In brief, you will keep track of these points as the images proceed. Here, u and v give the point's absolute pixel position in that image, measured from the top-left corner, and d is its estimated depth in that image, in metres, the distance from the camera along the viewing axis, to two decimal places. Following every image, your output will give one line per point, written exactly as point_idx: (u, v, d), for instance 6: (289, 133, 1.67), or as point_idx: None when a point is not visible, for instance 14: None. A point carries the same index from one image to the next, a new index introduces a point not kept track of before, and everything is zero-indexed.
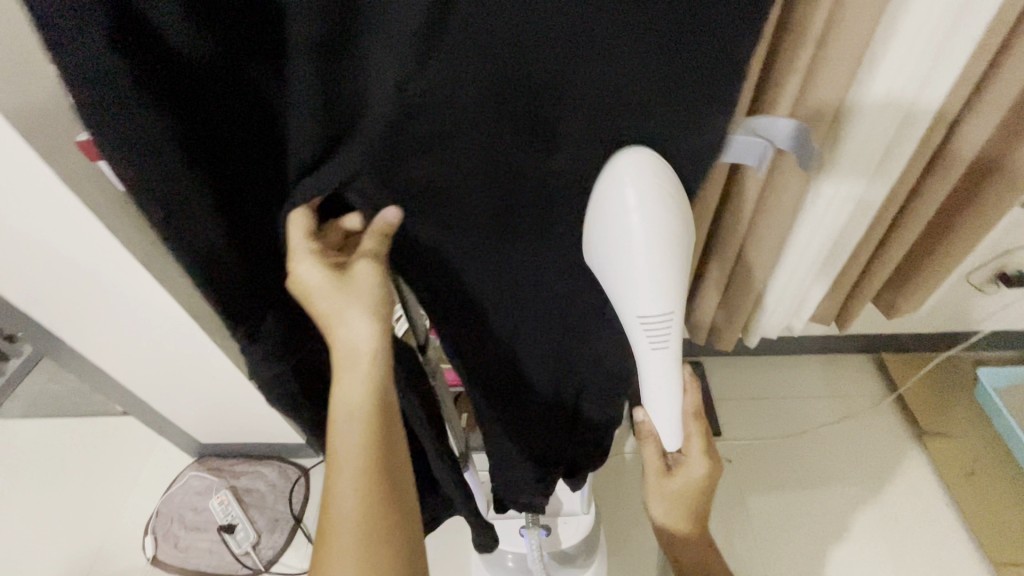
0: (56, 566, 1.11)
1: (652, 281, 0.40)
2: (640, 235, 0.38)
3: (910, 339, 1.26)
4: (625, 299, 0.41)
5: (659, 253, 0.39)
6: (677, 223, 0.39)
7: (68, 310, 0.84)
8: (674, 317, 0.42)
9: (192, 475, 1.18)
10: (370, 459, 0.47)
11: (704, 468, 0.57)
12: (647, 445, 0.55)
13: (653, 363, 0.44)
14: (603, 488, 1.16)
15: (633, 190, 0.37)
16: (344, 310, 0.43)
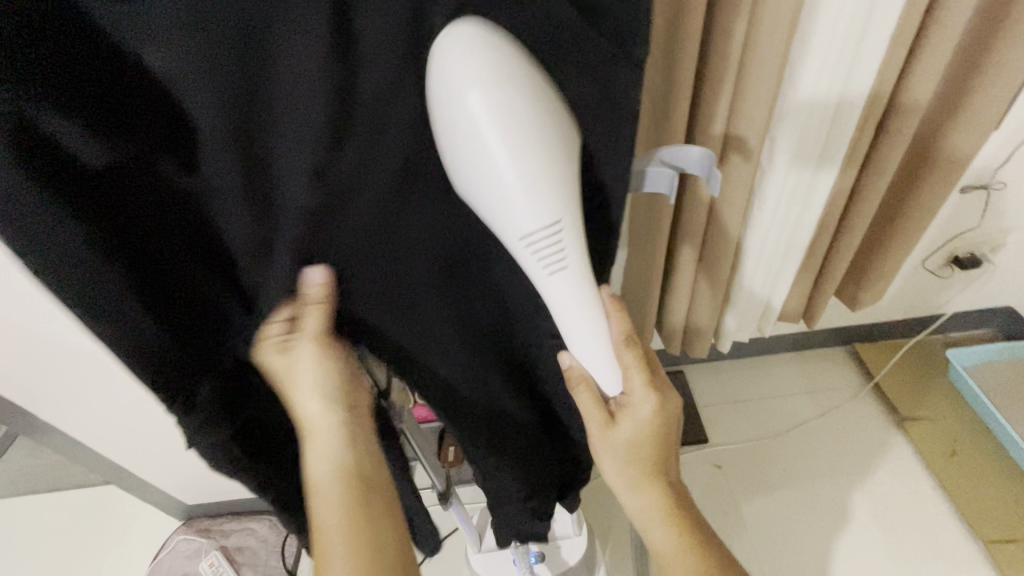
0: None
1: (533, 207, 0.34)
2: (502, 139, 0.31)
3: (879, 327, 1.30)
4: (504, 221, 0.35)
5: (524, 153, 0.32)
6: (544, 116, 0.33)
7: (50, 391, 0.84)
8: (566, 227, 0.36)
9: (178, 539, 1.15)
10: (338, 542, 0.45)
11: (652, 403, 0.50)
12: (580, 391, 0.49)
13: (557, 287, 0.39)
14: (596, 505, 1.15)
15: (475, 84, 0.31)
16: (299, 385, 0.44)
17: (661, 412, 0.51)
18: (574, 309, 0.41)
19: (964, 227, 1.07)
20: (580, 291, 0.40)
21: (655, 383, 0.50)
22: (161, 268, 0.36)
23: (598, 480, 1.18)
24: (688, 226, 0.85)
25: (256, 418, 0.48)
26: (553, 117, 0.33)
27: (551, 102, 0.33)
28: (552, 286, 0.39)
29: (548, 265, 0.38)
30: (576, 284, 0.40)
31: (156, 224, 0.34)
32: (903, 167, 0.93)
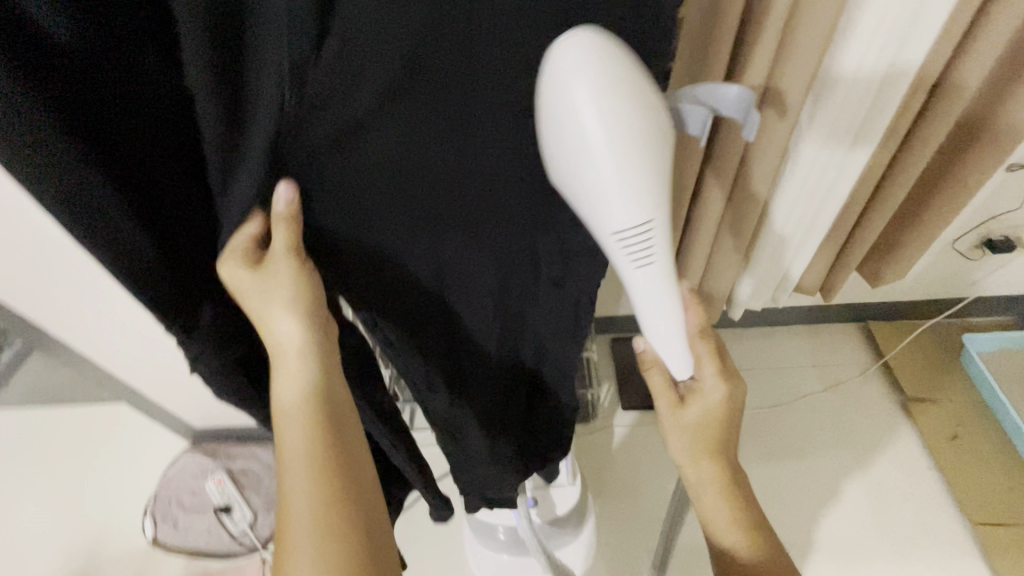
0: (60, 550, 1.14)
1: (628, 203, 0.37)
2: (615, 138, 0.35)
3: (896, 306, 1.26)
4: (604, 214, 0.38)
5: (622, 156, 0.35)
6: (651, 118, 0.36)
7: (66, 311, 0.85)
8: (656, 225, 0.39)
9: (185, 459, 1.18)
10: (302, 493, 0.45)
11: (723, 389, 0.52)
12: (652, 373, 0.53)
13: (642, 282, 0.42)
14: (592, 459, 1.17)
15: (583, 81, 0.34)
16: (263, 307, 0.44)
17: (732, 396, 0.53)
18: (657, 299, 0.43)
19: (1003, 208, 1.02)
20: (666, 285, 0.43)
21: (727, 370, 0.53)
22: (145, 174, 0.38)
23: (595, 435, 1.20)
24: (712, 185, 0.81)
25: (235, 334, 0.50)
26: (653, 119, 0.36)
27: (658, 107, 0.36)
28: (640, 278, 0.42)
29: (637, 255, 0.40)
30: (662, 278, 0.42)
31: (139, 122, 0.37)
32: (948, 138, 0.87)
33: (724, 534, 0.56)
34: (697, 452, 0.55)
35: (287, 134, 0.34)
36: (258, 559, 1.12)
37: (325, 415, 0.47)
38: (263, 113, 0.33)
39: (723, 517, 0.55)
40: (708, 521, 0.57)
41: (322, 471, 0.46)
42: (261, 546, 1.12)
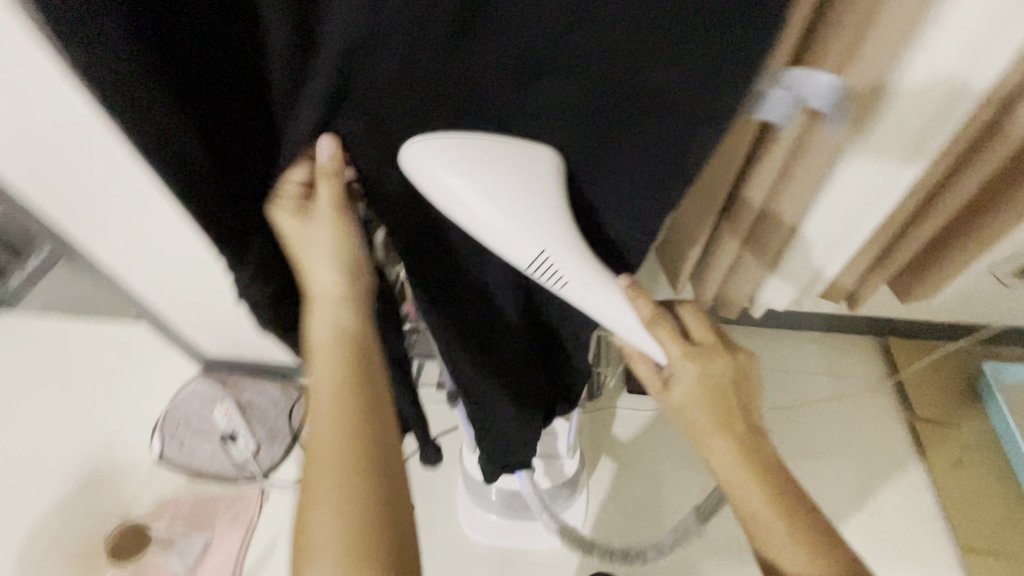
0: (67, 456, 1.17)
1: (518, 242, 0.41)
2: (477, 200, 0.39)
3: (919, 325, 1.24)
4: (509, 259, 0.42)
5: (493, 208, 0.40)
6: (509, 170, 0.40)
7: (92, 225, 0.86)
8: (554, 252, 0.42)
9: (195, 386, 1.21)
10: (324, 471, 0.42)
11: (698, 369, 0.49)
12: (638, 364, 0.53)
13: (572, 296, 0.45)
14: (590, 436, 1.18)
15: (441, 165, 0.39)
16: (310, 254, 0.46)
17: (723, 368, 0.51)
18: (603, 302, 0.45)
19: None
20: (605, 288, 0.45)
21: (698, 352, 0.50)
22: (202, 85, 0.39)
23: (597, 414, 1.20)
24: (756, 180, 0.77)
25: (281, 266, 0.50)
26: (512, 168, 0.40)
27: (517, 155, 0.41)
28: (573, 295, 0.44)
29: (555, 282, 0.43)
30: (596, 285, 0.44)
31: (202, 29, 0.37)
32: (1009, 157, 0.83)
33: (788, 560, 0.46)
34: (703, 438, 0.50)
35: (354, 60, 0.35)
36: (258, 490, 1.13)
37: (351, 380, 0.46)
38: (333, 35, 0.34)
39: (783, 540, 0.46)
40: (765, 544, 0.47)
41: (343, 449, 0.43)
42: (260, 478, 1.13)
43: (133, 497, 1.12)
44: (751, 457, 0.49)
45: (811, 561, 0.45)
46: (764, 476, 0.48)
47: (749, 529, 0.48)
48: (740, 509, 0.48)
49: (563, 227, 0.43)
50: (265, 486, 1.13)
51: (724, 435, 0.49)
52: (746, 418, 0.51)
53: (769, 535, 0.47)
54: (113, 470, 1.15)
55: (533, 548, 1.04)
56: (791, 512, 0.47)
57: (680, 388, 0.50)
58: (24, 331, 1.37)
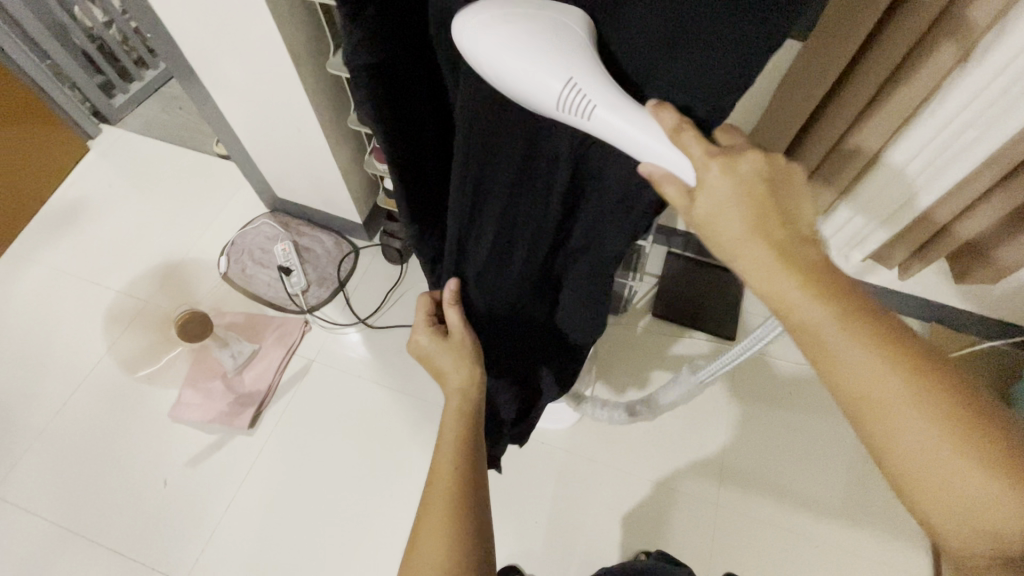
0: (147, 255, 1.33)
1: (550, 65, 0.36)
2: (504, 37, 0.36)
3: (970, 317, 1.18)
4: (534, 96, 0.37)
5: (529, 42, 0.36)
6: (534, 16, 0.37)
7: (200, 36, 0.92)
8: (579, 71, 0.36)
9: (264, 222, 1.34)
10: (440, 511, 0.53)
11: (718, 166, 0.37)
12: (666, 186, 0.39)
13: (599, 125, 0.37)
14: (609, 347, 1.23)
15: (476, 19, 0.37)
16: (449, 363, 0.64)
17: (763, 161, 0.39)
18: (637, 126, 0.37)
19: None
20: (632, 111, 0.37)
21: (721, 151, 0.38)
22: None
23: (618, 328, 1.25)
24: (854, 88, 0.71)
25: (403, 63, 0.47)
26: (542, 16, 0.37)
27: (541, 11, 0.37)
28: (604, 121, 0.36)
29: (581, 111, 0.37)
30: (623, 105, 0.36)
31: None
32: None
33: (855, 369, 0.37)
34: (733, 245, 0.39)
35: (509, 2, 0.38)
36: (302, 320, 1.25)
37: (466, 452, 0.58)
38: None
39: (861, 357, 0.36)
40: (831, 357, 0.37)
41: (456, 507, 0.53)
42: (306, 311, 1.25)
43: (198, 300, 1.27)
44: (793, 245, 0.38)
45: (902, 380, 0.36)
46: (828, 286, 0.37)
47: (812, 357, 0.39)
48: (786, 322, 0.39)
49: (586, 56, 0.37)
50: (307, 319, 1.26)
51: (759, 238, 0.38)
52: (788, 220, 0.39)
53: (846, 357, 0.37)
54: (186, 274, 1.31)
55: (546, 428, 1.14)
56: (857, 316, 0.37)
57: (714, 203, 0.38)
58: (123, 145, 1.53)
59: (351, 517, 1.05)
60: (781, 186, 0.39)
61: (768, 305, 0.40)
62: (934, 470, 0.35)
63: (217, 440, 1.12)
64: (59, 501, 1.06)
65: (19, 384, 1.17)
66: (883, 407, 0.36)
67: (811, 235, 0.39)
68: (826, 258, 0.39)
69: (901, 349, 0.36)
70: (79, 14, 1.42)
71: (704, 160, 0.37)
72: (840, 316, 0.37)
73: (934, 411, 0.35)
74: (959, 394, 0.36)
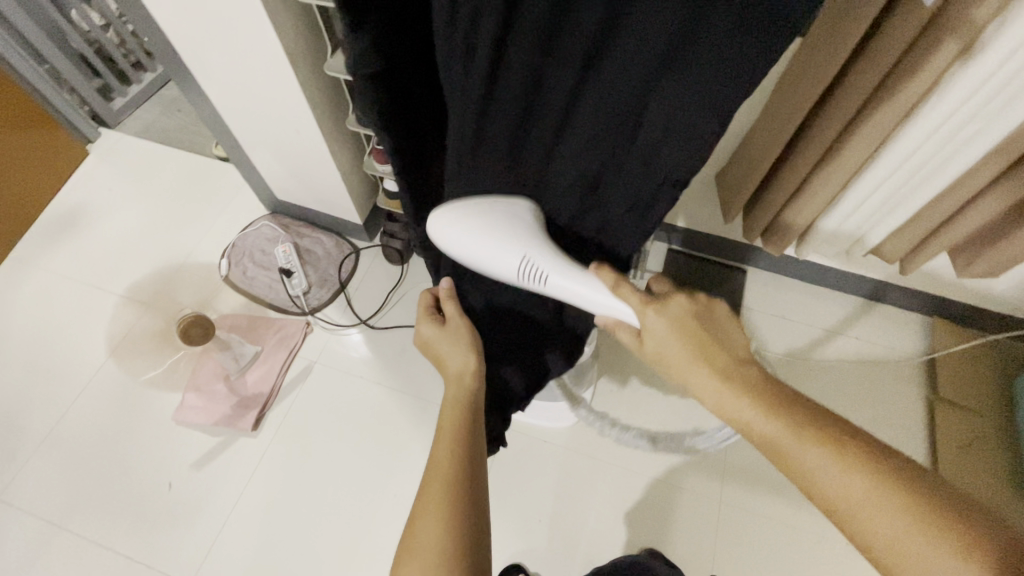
0: (148, 259, 1.34)
1: (507, 252, 0.54)
2: (469, 232, 0.55)
3: (972, 311, 1.18)
4: (502, 269, 0.55)
5: (491, 237, 0.54)
6: (499, 209, 0.55)
7: (197, 39, 0.92)
8: (530, 254, 0.54)
9: (264, 224, 1.34)
10: (439, 498, 0.52)
11: (654, 313, 0.53)
12: (620, 332, 0.56)
13: (552, 288, 0.55)
14: (611, 345, 1.23)
15: (450, 226, 0.56)
16: (448, 346, 0.66)
17: (689, 305, 0.54)
18: (577, 283, 0.55)
19: None
20: (573, 273, 0.55)
21: (655, 303, 0.54)
22: None
23: (619, 325, 1.25)
24: (852, 85, 0.70)
25: (403, 67, 0.47)
26: (500, 206, 0.56)
27: (495, 204, 0.56)
28: (555, 286, 0.55)
29: (537, 279, 0.55)
30: (566, 272, 0.55)
31: None
32: None
33: (814, 469, 0.44)
34: (686, 374, 0.52)
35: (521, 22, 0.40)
36: (304, 322, 1.25)
37: (465, 435, 0.58)
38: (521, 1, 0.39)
39: (814, 457, 0.44)
40: (790, 463, 0.45)
41: (456, 490, 0.53)
42: (307, 313, 1.25)
43: (200, 303, 1.28)
44: (732, 373, 0.50)
45: (854, 475, 0.43)
46: (765, 399, 0.48)
47: (779, 464, 0.46)
48: (747, 435, 0.49)
49: (536, 241, 0.55)
50: (309, 320, 1.26)
51: (706, 366, 0.51)
52: (725, 351, 0.51)
53: (800, 459, 0.45)
54: (187, 277, 1.31)
55: (547, 427, 1.14)
56: (805, 424, 0.46)
57: (657, 339, 0.53)
58: (123, 149, 1.53)
59: (355, 517, 1.05)
60: (707, 323, 0.53)
61: (728, 423, 0.50)
62: (914, 555, 0.40)
63: (220, 443, 1.12)
64: (65, 505, 1.07)
65: (23, 389, 1.18)
66: (847, 503, 0.43)
67: (745, 360, 0.52)
68: (761, 375, 0.50)
69: (850, 448, 0.44)
70: (76, 18, 1.42)
71: (633, 303, 0.53)
72: (789, 426, 0.46)
73: (890, 500, 0.41)
74: (907, 483, 0.42)
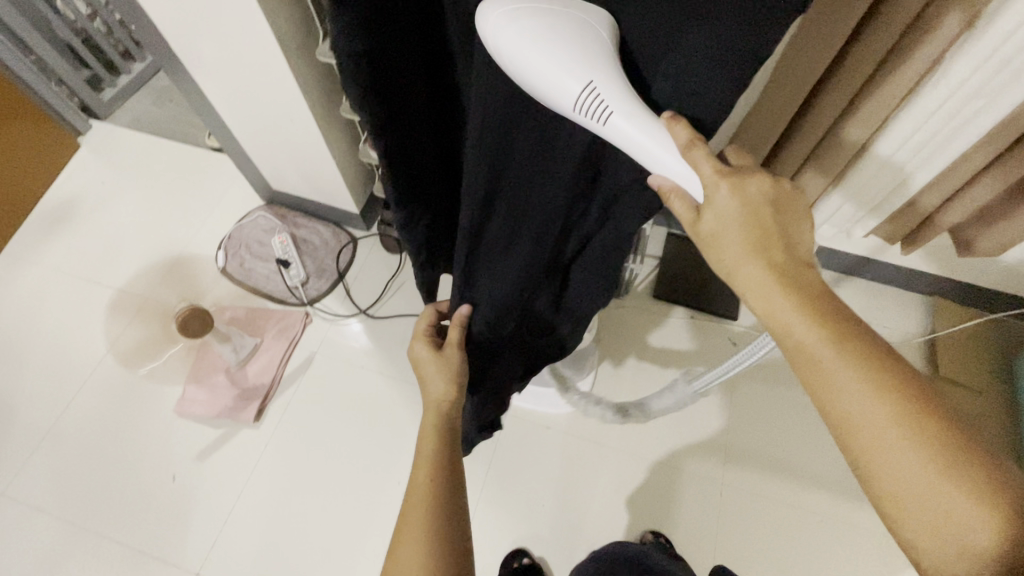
0: (144, 252, 1.33)
1: (573, 69, 0.37)
2: (528, 32, 0.37)
3: (973, 291, 1.18)
4: (553, 96, 0.38)
5: (551, 42, 0.37)
6: (568, 14, 0.37)
7: (186, 26, 0.90)
8: (601, 78, 0.37)
9: (260, 215, 1.33)
10: (419, 523, 0.52)
11: (728, 186, 0.41)
12: (672, 201, 0.42)
13: (612, 135, 0.38)
14: (611, 331, 1.23)
15: (501, 14, 0.37)
16: (432, 373, 0.65)
17: (769, 187, 0.43)
18: (647, 134, 0.37)
19: None
20: (649, 122, 0.38)
21: (734, 174, 0.41)
22: None
23: (620, 310, 1.25)
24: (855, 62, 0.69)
25: (390, 52, 0.46)
26: (572, 15, 0.37)
27: (571, 10, 0.38)
28: (616, 133, 0.38)
29: (597, 116, 0.37)
30: (642, 117, 0.37)
31: None
32: None
33: (847, 390, 0.40)
34: (734, 267, 0.43)
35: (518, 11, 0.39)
36: (303, 313, 1.24)
37: (444, 467, 0.58)
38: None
39: (848, 378, 0.40)
40: (824, 378, 0.41)
41: (435, 517, 0.53)
42: (306, 303, 1.25)
43: (198, 295, 1.27)
44: (788, 271, 0.42)
45: (886, 403, 0.39)
46: (814, 304, 0.42)
47: (803, 375, 0.42)
48: (785, 341, 0.43)
49: (612, 63, 0.38)
50: (308, 311, 1.25)
51: (758, 259, 0.42)
52: (787, 246, 0.43)
53: (834, 377, 0.40)
54: (184, 269, 1.30)
55: (547, 412, 1.15)
56: (847, 339, 0.41)
57: (719, 219, 0.42)
58: (115, 140, 1.51)
59: (358, 507, 1.06)
60: (781, 213, 0.43)
61: (767, 323, 0.43)
62: (923, 490, 0.38)
63: (222, 435, 1.12)
64: (69, 499, 1.07)
65: (22, 384, 1.18)
66: (869, 432, 0.39)
67: (805, 260, 0.44)
68: (818, 281, 0.43)
69: (888, 374, 0.40)
70: (61, 7, 1.39)
71: (712, 171, 0.40)
72: (833, 340, 0.41)
73: (915, 435, 0.38)
74: (937, 417, 0.39)
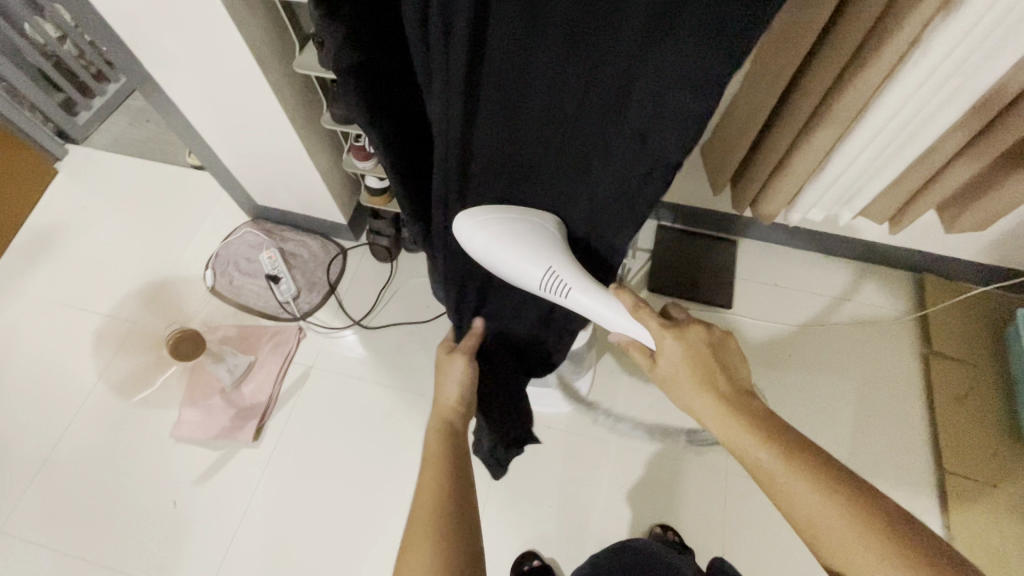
0: (130, 276, 1.31)
1: (537, 267, 0.57)
2: (493, 237, 0.56)
3: (960, 266, 1.19)
4: (526, 280, 0.58)
5: (518, 247, 0.57)
6: (526, 218, 0.58)
7: (160, 47, 0.89)
8: (554, 267, 0.57)
9: (246, 231, 1.31)
10: (424, 524, 0.50)
11: (671, 338, 0.57)
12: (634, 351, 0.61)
13: (573, 302, 0.59)
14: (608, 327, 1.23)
15: (481, 228, 0.56)
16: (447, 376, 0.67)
17: (703, 339, 0.58)
18: (596, 301, 0.58)
19: None
20: (591, 293, 0.58)
21: (679, 333, 0.58)
22: None
23: None
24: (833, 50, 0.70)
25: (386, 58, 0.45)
26: (525, 217, 0.58)
27: (528, 215, 0.58)
28: (573, 302, 0.59)
29: (559, 293, 0.58)
30: (586, 290, 0.58)
31: None
32: None
33: (799, 497, 0.47)
34: (690, 396, 0.56)
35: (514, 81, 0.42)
36: (297, 328, 1.23)
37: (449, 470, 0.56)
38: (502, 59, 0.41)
39: (799, 488, 0.47)
40: (779, 486, 0.48)
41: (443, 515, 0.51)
42: (299, 318, 1.24)
43: (188, 316, 1.25)
44: (731, 399, 0.54)
45: (836, 508, 0.46)
46: (756, 423, 0.52)
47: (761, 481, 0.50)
48: (744, 460, 0.51)
49: (561, 257, 0.58)
50: (302, 325, 1.24)
51: (708, 393, 0.55)
52: (727, 376, 0.56)
53: (782, 484, 0.48)
54: (172, 291, 1.29)
55: (549, 411, 1.14)
56: (793, 450, 0.49)
57: (671, 369, 0.57)
58: (92, 164, 1.48)
59: (364, 519, 1.05)
60: (718, 351, 0.58)
61: (729, 449, 0.53)
62: None
63: (222, 456, 1.11)
64: (68, 531, 1.05)
65: (12, 416, 1.15)
66: (823, 528, 0.46)
67: (747, 390, 0.56)
68: (760, 406, 0.54)
69: (832, 479, 0.47)
70: (29, 31, 1.35)
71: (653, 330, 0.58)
72: (779, 452, 0.49)
73: (866, 534, 0.44)
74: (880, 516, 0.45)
